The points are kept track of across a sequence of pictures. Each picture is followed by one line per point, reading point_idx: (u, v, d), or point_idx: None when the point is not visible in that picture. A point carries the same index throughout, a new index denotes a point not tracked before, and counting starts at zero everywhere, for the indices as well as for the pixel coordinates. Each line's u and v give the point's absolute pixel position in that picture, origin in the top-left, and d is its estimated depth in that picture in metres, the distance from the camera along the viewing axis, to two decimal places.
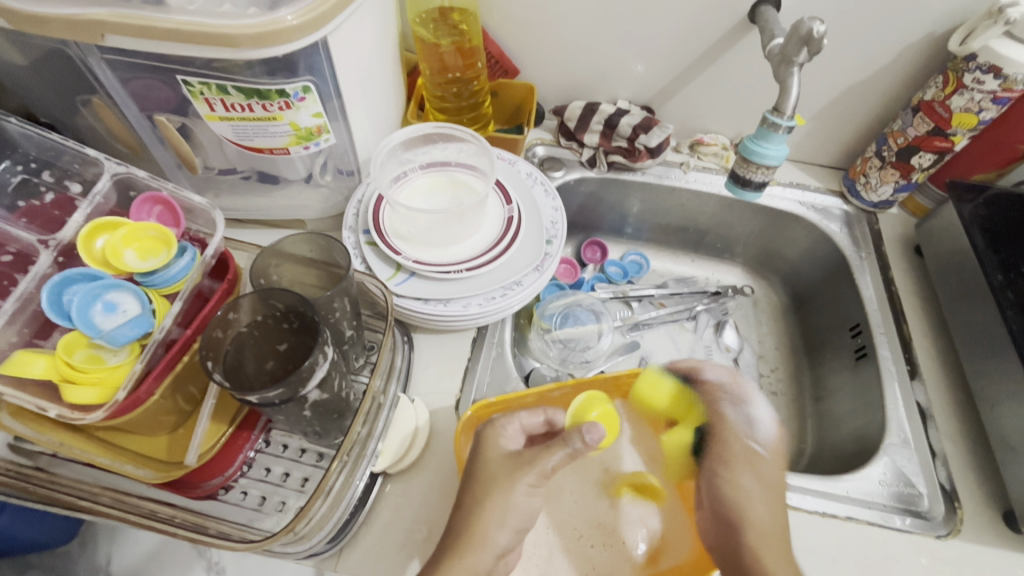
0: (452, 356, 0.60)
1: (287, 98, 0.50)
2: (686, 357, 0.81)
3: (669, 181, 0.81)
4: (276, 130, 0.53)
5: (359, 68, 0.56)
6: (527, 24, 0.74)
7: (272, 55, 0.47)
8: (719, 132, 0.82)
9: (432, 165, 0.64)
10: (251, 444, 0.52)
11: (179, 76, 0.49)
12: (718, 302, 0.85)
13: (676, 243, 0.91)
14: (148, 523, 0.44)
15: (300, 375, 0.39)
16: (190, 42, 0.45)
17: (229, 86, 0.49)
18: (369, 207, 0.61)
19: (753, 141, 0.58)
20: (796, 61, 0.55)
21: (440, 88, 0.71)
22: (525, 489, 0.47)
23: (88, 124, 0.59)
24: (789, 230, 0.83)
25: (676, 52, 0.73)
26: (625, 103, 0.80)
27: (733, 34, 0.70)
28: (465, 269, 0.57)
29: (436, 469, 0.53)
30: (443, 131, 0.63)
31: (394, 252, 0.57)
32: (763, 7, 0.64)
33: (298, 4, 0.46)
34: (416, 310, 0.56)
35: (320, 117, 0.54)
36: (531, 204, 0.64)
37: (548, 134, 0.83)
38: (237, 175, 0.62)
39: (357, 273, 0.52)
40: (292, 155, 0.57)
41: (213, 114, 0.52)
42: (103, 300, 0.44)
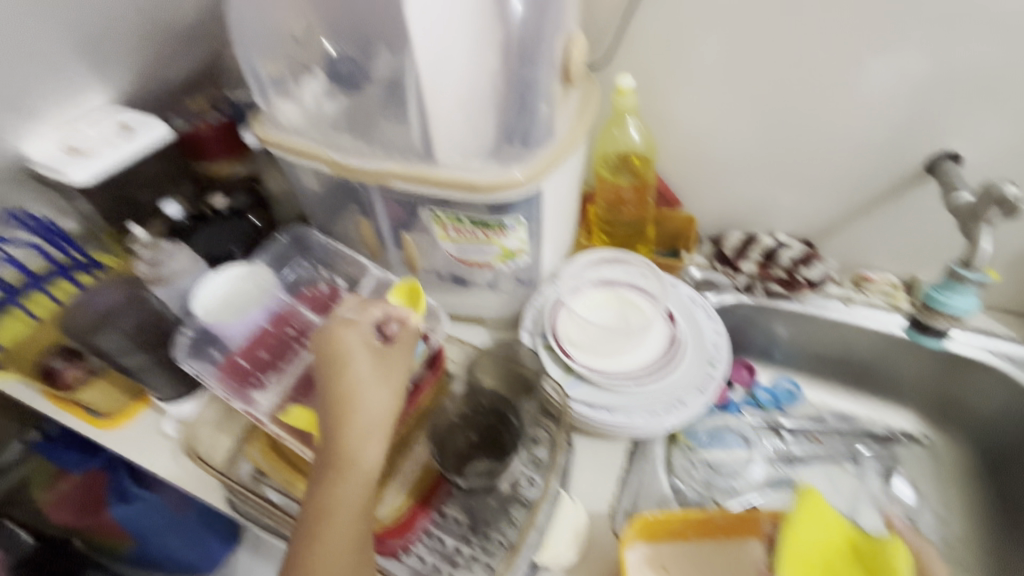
0: (607, 463, 0.63)
1: (504, 228, 0.64)
2: (848, 503, 0.75)
3: (829, 313, 0.80)
4: (488, 250, 0.67)
5: (558, 204, 0.68)
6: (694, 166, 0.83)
7: (502, 198, 0.60)
8: (885, 269, 0.82)
9: (602, 282, 0.72)
10: (429, 516, 0.58)
11: (429, 207, 0.65)
12: (885, 448, 0.79)
13: (834, 376, 0.86)
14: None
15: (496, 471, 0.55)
16: (445, 186, 0.60)
17: (464, 217, 0.63)
18: (547, 313, 0.70)
19: (937, 290, 0.58)
20: (987, 219, 0.56)
21: (611, 215, 0.82)
22: None
23: (346, 232, 0.77)
24: (976, 380, 0.76)
25: (842, 195, 0.77)
26: (785, 236, 0.83)
27: (906, 182, 0.72)
28: (631, 382, 0.62)
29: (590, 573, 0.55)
30: (615, 256, 0.73)
31: (568, 357, 0.65)
32: (942, 163, 0.67)
33: (527, 162, 0.60)
34: (584, 414, 0.61)
35: (524, 242, 0.66)
36: (693, 327, 0.68)
37: (702, 258, 0.86)
38: (438, 277, 0.76)
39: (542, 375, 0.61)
40: (493, 268, 0.70)
41: (445, 235, 0.67)
42: None
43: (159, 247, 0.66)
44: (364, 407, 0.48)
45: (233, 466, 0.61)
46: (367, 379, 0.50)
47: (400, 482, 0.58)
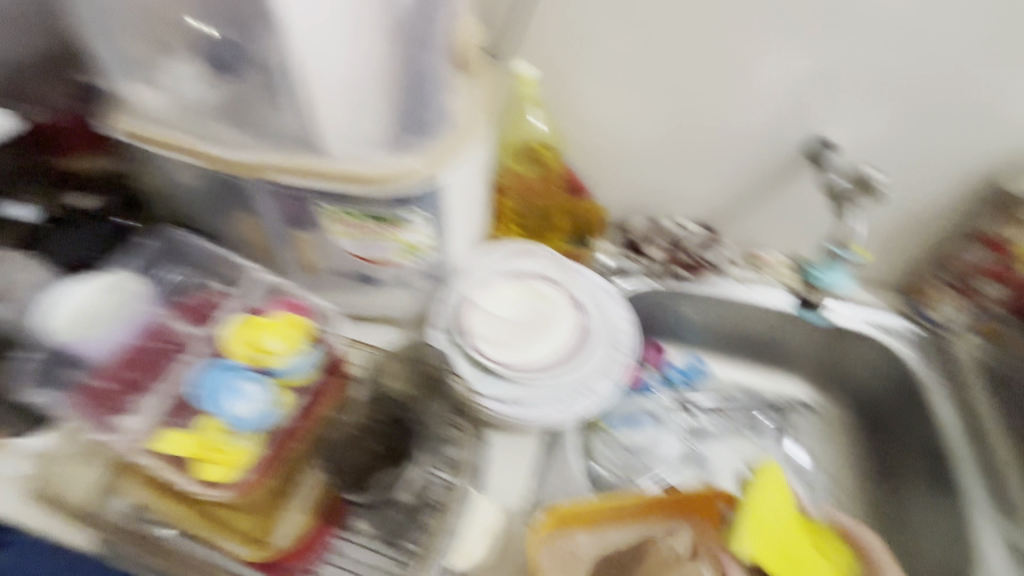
0: (523, 457, 0.62)
1: (399, 222, 0.62)
2: (752, 471, 0.80)
3: (732, 295, 0.85)
4: (386, 245, 0.64)
5: (462, 198, 0.66)
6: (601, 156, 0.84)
7: (400, 191, 0.57)
8: (777, 250, 0.87)
9: (513, 274, 0.71)
10: (333, 534, 0.54)
11: (316, 202, 0.61)
12: (781, 416, 0.86)
13: (737, 351, 0.91)
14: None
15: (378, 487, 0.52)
16: (339, 181, 0.56)
17: (358, 212, 0.60)
18: (457, 308, 0.68)
19: (814, 271, 0.67)
20: None
21: (522, 206, 0.81)
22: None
23: (232, 231, 0.70)
24: (855, 348, 0.83)
25: (736, 180, 0.81)
26: (687, 222, 0.86)
27: (790, 167, 0.77)
28: (544, 375, 0.63)
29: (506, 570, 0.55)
30: (527, 250, 0.73)
31: (478, 354, 0.63)
32: (819, 150, 0.72)
33: (427, 154, 0.58)
34: (498, 411, 0.61)
35: (425, 236, 0.64)
36: (603, 316, 0.70)
37: (613, 246, 0.88)
38: (342, 276, 0.71)
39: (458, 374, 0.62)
40: (396, 264, 0.67)
41: (341, 231, 0.64)
42: (236, 389, 0.52)
43: None
44: None
45: (103, 503, 0.53)
46: None
47: (294, 501, 0.54)
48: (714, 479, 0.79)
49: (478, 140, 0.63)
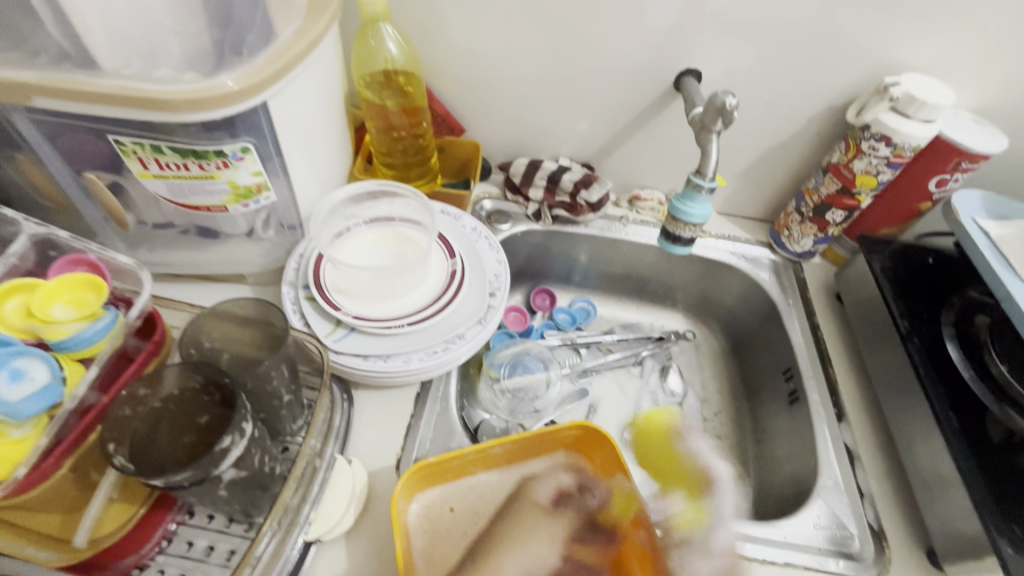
0: (394, 412, 0.59)
1: (225, 158, 0.51)
2: (633, 403, 0.83)
3: (612, 234, 0.85)
4: (213, 189, 0.53)
5: (301, 130, 0.57)
6: (472, 88, 0.78)
7: (210, 118, 0.47)
8: (655, 187, 0.87)
9: (376, 220, 0.65)
10: (172, 517, 0.48)
11: (111, 136, 0.49)
12: (661, 347, 0.88)
13: (622, 291, 0.94)
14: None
15: (212, 456, 0.37)
16: (123, 105, 0.45)
17: (164, 146, 0.49)
18: (311, 261, 0.61)
19: (680, 200, 0.62)
20: (714, 130, 0.60)
21: (386, 145, 0.73)
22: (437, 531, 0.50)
23: (11, 180, 0.56)
24: (724, 279, 0.88)
25: (611, 114, 0.79)
26: (567, 159, 0.84)
27: (661, 100, 0.76)
28: (407, 324, 0.57)
29: (374, 529, 0.52)
30: (387, 188, 0.65)
31: (333, 307, 0.57)
32: (686, 80, 0.71)
33: (239, 70, 0.48)
34: (356, 367, 0.55)
35: (260, 175, 0.54)
36: (474, 258, 0.66)
37: (495, 188, 0.86)
38: (174, 229, 0.61)
39: (296, 332, 0.51)
40: (231, 213, 0.57)
41: (146, 171, 0.51)
42: (7, 367, 0.41)
43: None
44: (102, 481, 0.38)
45: None
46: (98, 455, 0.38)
47: (98, 492, 0.45)
48: (598, 414, 0.80)
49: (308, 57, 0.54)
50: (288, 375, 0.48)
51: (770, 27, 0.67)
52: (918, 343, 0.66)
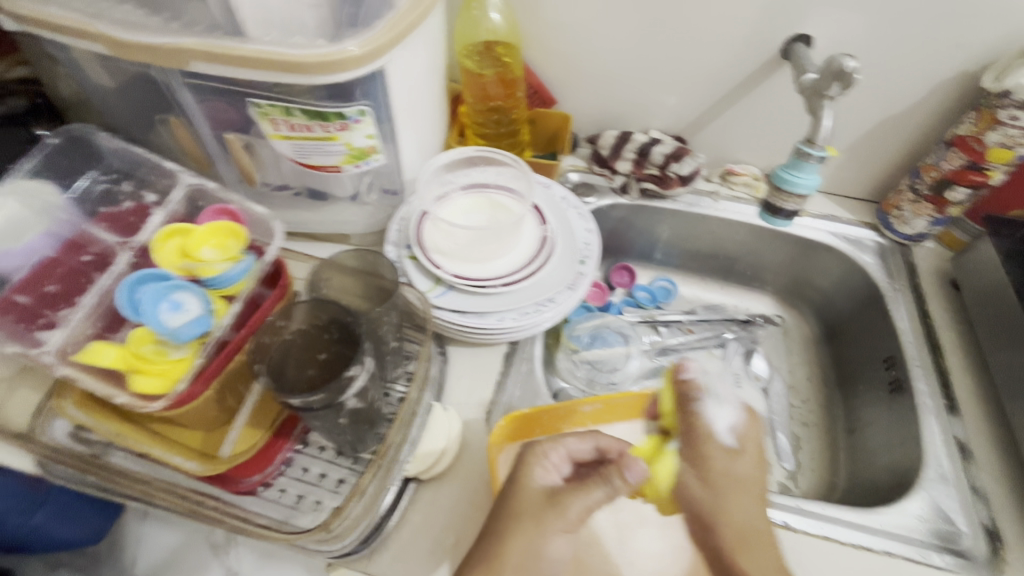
0: (484, 369, 0.62)
1: (344, 120, 0.55)
2: (714, 384, 0.81)
3: (700, 210, 0.83)
4: (331, 149, 0.57)
5: (410, 97, 0.60)
6: (567, 58, 0.78)
7: (333, 81, 0.51)
8: (749, 162, 0.84)
9: (473, 186, 0.67)
10: (290, 446, 0.54)
11: (249, 99, 0.54)
12: (747, 330, 0.86)
13: (706, 270, 0.92)
14: (205, 514, 0.47)
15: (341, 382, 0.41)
16: (262, 68, 0.50)
17: (294, 108, 0.53)
18: (414, 222, 0.64)
19: (786, 170, 0.60)
20: (828, 95, 0.56)
21: (481, 115, 0.76)
22: (558, 532, 0.45)
23: (163, 141, 0.64)
24: (821, 261, 0.83)
25: (710, 84, 0.76)
26: (658, 132, 0.82)
27: (766, 68, 0.72)
28: (501, 285, 0.60)
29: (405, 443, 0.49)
30: (484, 154, 0.67)
31: (434, 265, 0.60)
32: (796, 45, 0.66)
33: (362, 36, 0.51)
34: (453, 322, 0.58)
35: (373, 138, 0.58)
36: (565, 226, 0.66)
37: (581, 161, 0.86)
38: (289, 191, 0.66)
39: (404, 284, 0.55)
40: (343, 173, 0.61)
41: (277, 133, 0.57)
42: (169, 299, 0.48)
43: None
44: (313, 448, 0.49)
45: (43, 424, 0.52)
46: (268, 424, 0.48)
47: (241, 413, 0.51)
48: None
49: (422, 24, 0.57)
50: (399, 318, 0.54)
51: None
52: None
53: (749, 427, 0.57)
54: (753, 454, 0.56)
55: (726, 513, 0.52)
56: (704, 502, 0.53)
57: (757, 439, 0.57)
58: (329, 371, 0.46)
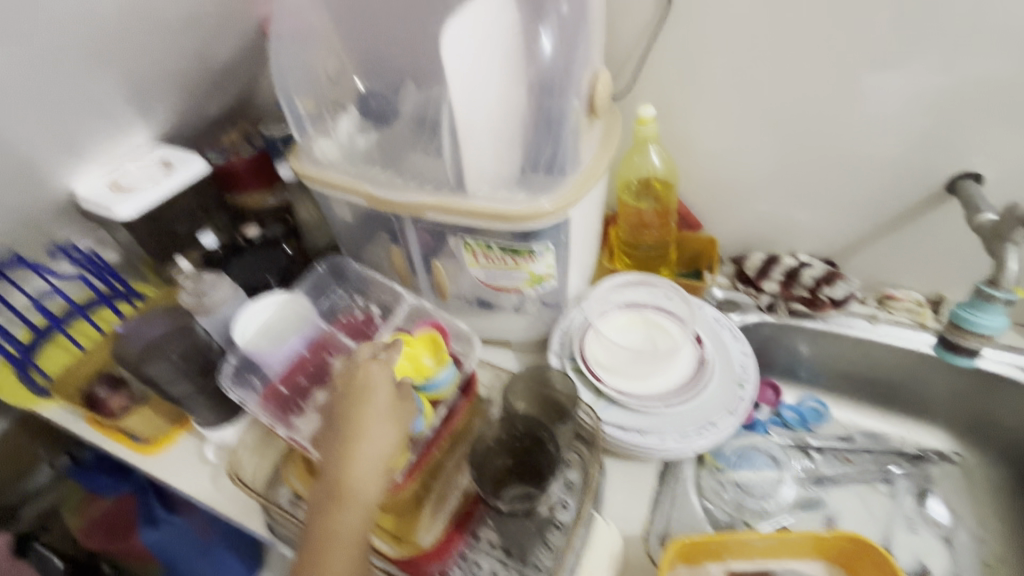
0: (640, 485, 0.64)
1: (532, 254, 0.65)
2: (883, 525, 0.75)
3: (857, 333, 0.81)
4: (516, 276, 0.68)
5: (583, 231, 0.70)
6: (714, 189, 0.84)
7: (532, 227, 0.63)
8: (910, 287, 0.82)
9: (629, 305, 0.74)
10: (464, 541, 0.58)
11: (459, 236, 0.67)
12: (918, 467, 0.80)
13: (861, 395, 0.87)
14: None
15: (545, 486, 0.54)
16: (478, 218, 0.63)
17: (494, 245, 0.65)
18: (576, 336, 0.71)
19: (966, 309, 0.58)
20: (1013, 240, 0.56)
21: (634, 237, 0.83)
22: None
23: (377, 259, 0.80)
24: (1008, 397, 0.76)
25: (867, 214, 0.78)
26: (807, 256, 0.84)
27: (929, 200, 0.73)
28: (661, 404, 0.63)
29: (378, 456, 0.51)
30: (643, 280, 0.75)
31: (597, 380, 0.65)
32: (965, 183, 0.68)
33: (554, 192, 0.62)
34: (618, 437, 0.62)
35: (551, 267, 0.68)
36: (720, 348, 0.69)
37: (724, 279, 0.89)
38: (463, 300, 0.76)
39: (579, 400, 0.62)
40: (522, 294, 0.71)
41: (475, 262, 0.69)
42: None
43: (201, 278, 0.69)
44: (370, 451, 0.51)
45: (273, 491, 0.63)
46: (375, 415, 0.52)
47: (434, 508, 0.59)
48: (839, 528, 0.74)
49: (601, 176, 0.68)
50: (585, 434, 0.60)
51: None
52: None
53: None
54: None
55: None
56: None
57: None
58: (518, 473, 0.56)
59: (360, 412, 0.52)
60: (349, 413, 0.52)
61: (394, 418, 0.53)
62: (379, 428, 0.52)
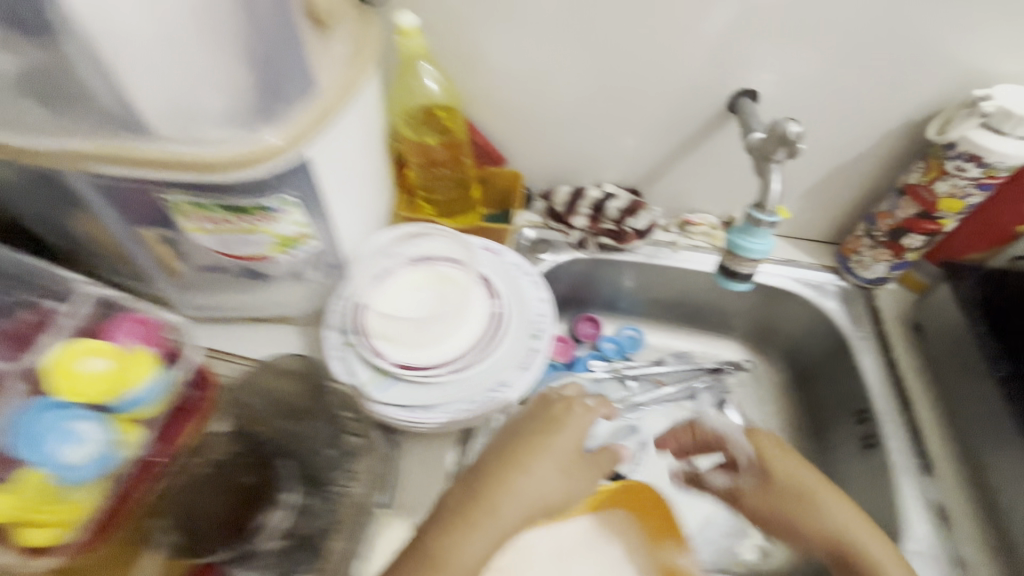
0: (435, 461, 0.57)
1: (267, 212, 0.51)
2: (687, 439, 0.80)
3: (661, 261, 0.82)
4: (257, 240, 0.54)
5: (342, 176, 0.57)
6: (512, 116, 0.75)
7: (255, 174, 0.48)
8: (706, 210, 0.82)
9: (416, 260, 0.64)
10: None
11: (161, 194, 0.50)
12: (717, 379, 0.84)
13: (672, 318, 0.90)
14: None
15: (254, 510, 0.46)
16: (175, 170, 0.46)
17: (215, 205, 0.50)
18: (357, 305, 0.60)
19: (740, 235, 0.57)
20: (775, 159, 0.55)
21: (428, 180, 0.73)
22: None
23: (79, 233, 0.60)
24: (785, 307, 0.81)
25: (661, 138, 0.74)
26: (612, 186, 0.80)
27: (715, 120, 0.70)
28: (448, 372, 0.56)
29: (527, 492, 0.45)
30: (424, 232, 0.66)
31: (375, 355, 0.56)
32: (743, 100, 0.65)
33: (283, 121, 0.48)
34: (398, 418, 0.53)
35: (303, 225, 0.54)
36: (517, 297, 0.63)
37: (537, 216, 0.84)
38: (224, 272, 0.61)
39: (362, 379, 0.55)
40: (275, 260, 0.57)
41: (197, 227, 0.52)
42: (67, 430, 0.46)
43: None
44: (529, 487, 0.45)
45: None
46: (547, 460, 0.47)
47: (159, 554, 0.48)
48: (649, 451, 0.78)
49: (348, 106, 0.54)
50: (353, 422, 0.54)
51: (850, 32, 0.59)
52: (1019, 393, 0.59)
53: (757, 439, 0.62)
54: (778, 454, 0.61)
55: (839, 531, 0.56)
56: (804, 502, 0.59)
57: (776, 441, 0.62)
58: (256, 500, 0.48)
59: (551, 437, 0.48)
60: (525, 442, 0.48)
61: (584, 476, 0.49)
62: (535, 479, 0.46)
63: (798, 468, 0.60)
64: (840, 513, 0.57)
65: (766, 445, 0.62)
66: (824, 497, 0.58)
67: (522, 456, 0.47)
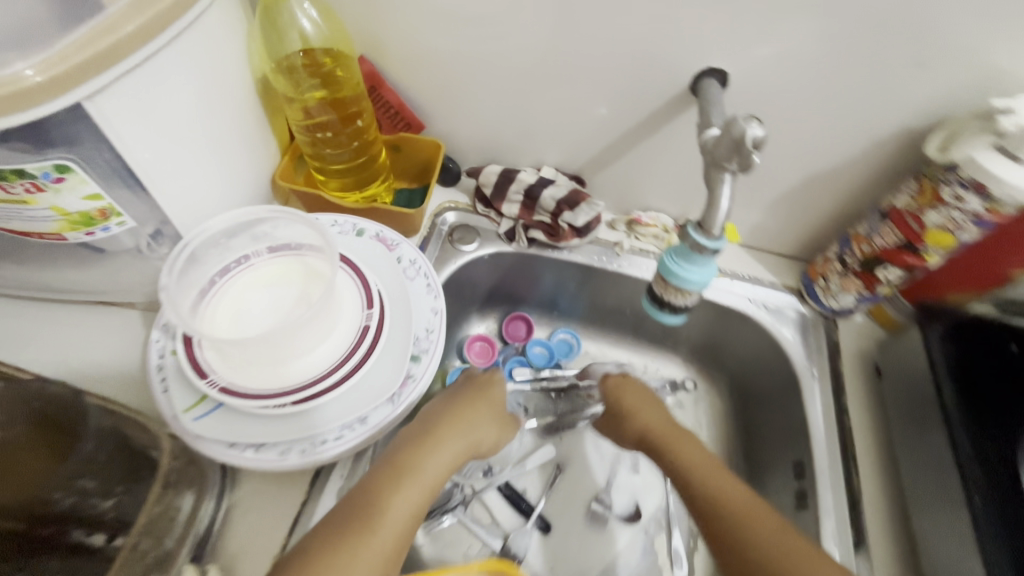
0: (281, 498, 0.49)
1: (34, 180, 0.38)
2: (609, 463, 0.72)
3: (600, 264, 0.70)
4: (35, 215, 0.41)
5: (173, 137, 0.44)
6: (432, 74, 0.60)
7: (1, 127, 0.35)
8: (661, 209, 0.70)
9: (275, 250, 0.50)
10: None
11: None
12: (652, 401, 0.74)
13: (612, 326, 0.79)
14: None
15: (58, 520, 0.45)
16: None
17: None
18: (190, 302, 0.46)
19: (673, 259, 0.46)
20: (729, 168, 0.42)
21: (314, 146, 0.58)
22: None
23: None
24: (736, 329, 0.71)
25: (610, 118, 0.60)
26: (551, 170, 0.67)
27: (675, 104, 0.57)
28: (289, 403, 0.44)
29: (450, 458, 0.53)
30: (279, 215, 0.51)
31: (199, 374, 0.43)
32: (706, 83, 0.52)
33: (41, 53, 0.34)
34: (217, 457, 0.42)
35: (99, 199, 0.41)
36: (401, 303, 0.52)
37: (464, 197, 0.71)
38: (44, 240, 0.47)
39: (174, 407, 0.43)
40: (73, 240, 0.45)
41: None
42: None
43: None
44: (478, 430, 0.58)
45: None
46: (488, 410, 0.60)
47: None
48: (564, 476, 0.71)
49: (161, 43, 0.39)
50: (96, 488, 0.46)
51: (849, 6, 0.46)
52: (983, 475, 0.49)
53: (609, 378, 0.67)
54: (628, 385, 0.65)
55: (671, 444, 0.56)
56: (637, 423, 0.60)
57: (619, 374, 0.66)
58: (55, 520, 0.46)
59: (474, 415, 0.59)
60: (452, 420, 0.57)
61: (501, 425, 0.61)
62: (486, 425, 0.59)
63: (637, 387, 0.65)
64: (695, 454, 0.54)
65: (616, 381, 0.66)
66: (651, 418, 0.60)
67: (450, 430, 0.55)
